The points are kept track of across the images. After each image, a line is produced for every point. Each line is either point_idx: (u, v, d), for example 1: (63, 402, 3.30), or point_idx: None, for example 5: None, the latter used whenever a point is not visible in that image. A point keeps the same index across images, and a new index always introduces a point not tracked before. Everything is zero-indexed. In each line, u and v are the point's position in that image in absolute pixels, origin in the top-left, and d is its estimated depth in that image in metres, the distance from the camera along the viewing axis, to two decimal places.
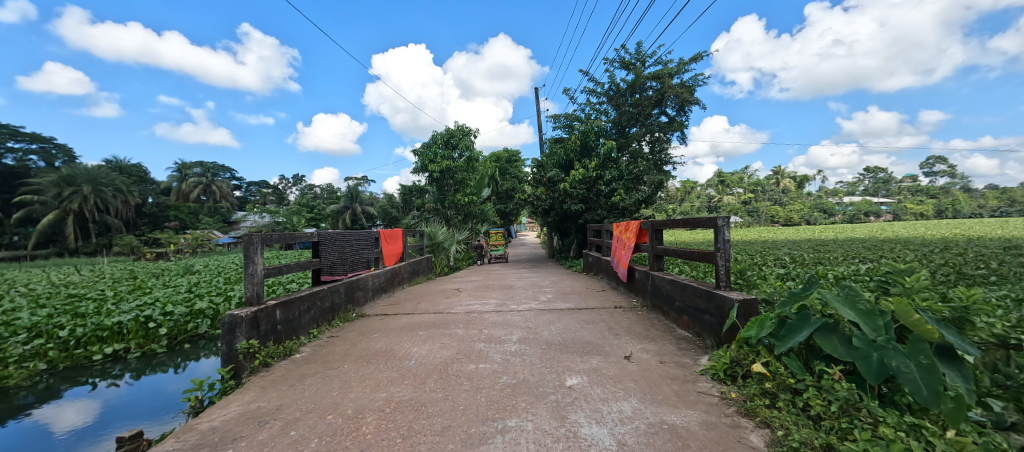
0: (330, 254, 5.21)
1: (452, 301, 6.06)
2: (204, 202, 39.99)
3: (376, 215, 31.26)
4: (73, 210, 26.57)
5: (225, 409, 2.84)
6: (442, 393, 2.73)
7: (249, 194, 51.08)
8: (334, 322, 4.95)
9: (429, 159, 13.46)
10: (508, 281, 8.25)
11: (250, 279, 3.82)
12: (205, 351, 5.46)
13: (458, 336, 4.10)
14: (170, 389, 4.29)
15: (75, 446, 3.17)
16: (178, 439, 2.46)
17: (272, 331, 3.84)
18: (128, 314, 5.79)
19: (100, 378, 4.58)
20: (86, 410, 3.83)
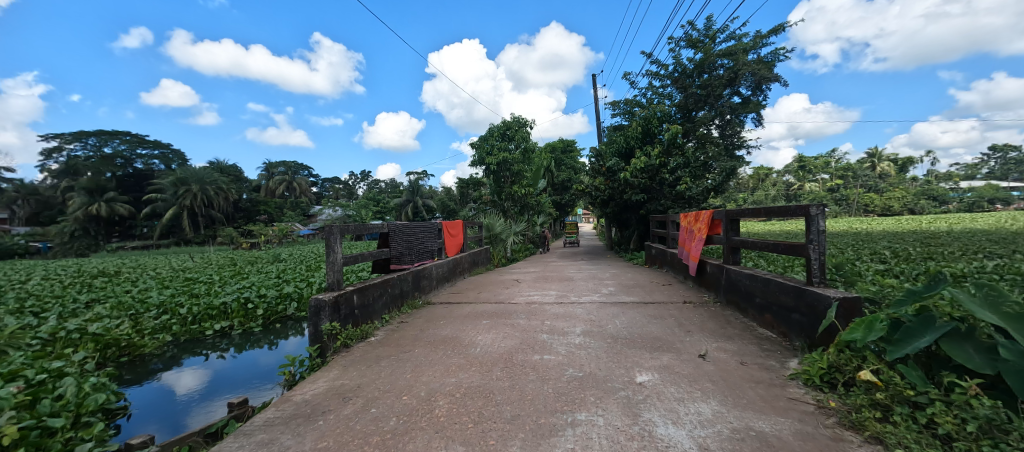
0: (398, 244, 5.51)
1: (512, 292, 6.12)
2: (287, 197, 44.15)
3: (436, 208, 32.63)
4: (186, 206, 30.69)
5: (314, 383, 3.13)
6: (509, 382, 2.78)
7: (325, 190, 55.58)
8: (403, 308, 5.23)
9: (486, 151, 13.64)
10: (568, 273, 8.15)
11: (332, 267, 4.16)
12: (293, 330, 6.07)
13: (521, 326, 4.15)
14: (265, 363, 4.84)
15: (197, 408, 3.69)
16: (276, 409, 2.75)
17: (351, 314, 4.16)
18: (231, 296, 6.62)
19: (211, 351, 5.28)
20: (200, 377, 4.45)
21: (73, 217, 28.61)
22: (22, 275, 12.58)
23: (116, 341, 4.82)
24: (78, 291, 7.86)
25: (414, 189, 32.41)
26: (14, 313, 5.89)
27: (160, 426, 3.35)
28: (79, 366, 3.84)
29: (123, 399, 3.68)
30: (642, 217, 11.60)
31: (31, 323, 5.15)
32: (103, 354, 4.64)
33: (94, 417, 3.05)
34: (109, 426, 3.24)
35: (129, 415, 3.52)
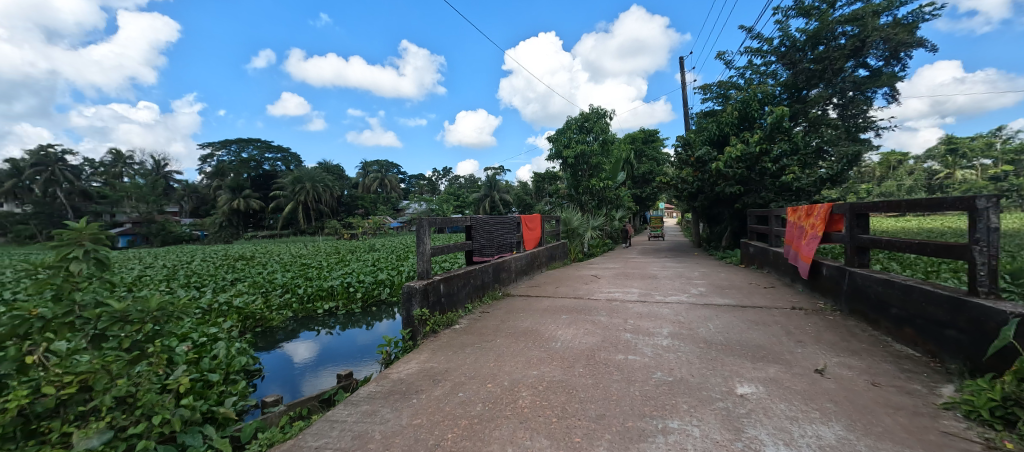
0: (480, 237, 5.68)
1: (592, 287, 5.98)
2: (381, 192, 48.32)
3: (512, 202, 33.27)
4: (301, 201, 35.21)
5: (408, 364, 3.38)
6: (592, 380, 2.71)
7: (412, 186, 59.76)
8: (484, 298, 5.41)
9: (564, 144, 13.45)
10: (650, 270, 7.73)
11: (421, 257, 4.44)
12: (386, 314, 6.64)
13: (602, 323, 4.03)
14: (364, 341, 5.36)
15: (314, 376, 4.23)
16: (377, 384, 3.02)
17: (438, 302, 4.41)
18: (336, 280, 7.44)
19: (322, 327, 5.99)
20: (313, 349, 5.09)
21: (220, 210, 34.59)
22: (184, 257, 15.55)
23: (253, 314, 5.72)
24: (225, 271, 9.48)
25: (493, 184, 33.32)
26: (182, 287, 7.29)
27: (287, 388, 3.91)
28: (227, 333, 4.63)
29: (258, 362, 4.36)
30: (738, 212, 10.54)
31: (193, 295, 6.33)
32: (243, 324, 5.53)
33: (238, 375, 3.65)
34: (250, 383, 3.86)
35: (263, 377, 4.15)
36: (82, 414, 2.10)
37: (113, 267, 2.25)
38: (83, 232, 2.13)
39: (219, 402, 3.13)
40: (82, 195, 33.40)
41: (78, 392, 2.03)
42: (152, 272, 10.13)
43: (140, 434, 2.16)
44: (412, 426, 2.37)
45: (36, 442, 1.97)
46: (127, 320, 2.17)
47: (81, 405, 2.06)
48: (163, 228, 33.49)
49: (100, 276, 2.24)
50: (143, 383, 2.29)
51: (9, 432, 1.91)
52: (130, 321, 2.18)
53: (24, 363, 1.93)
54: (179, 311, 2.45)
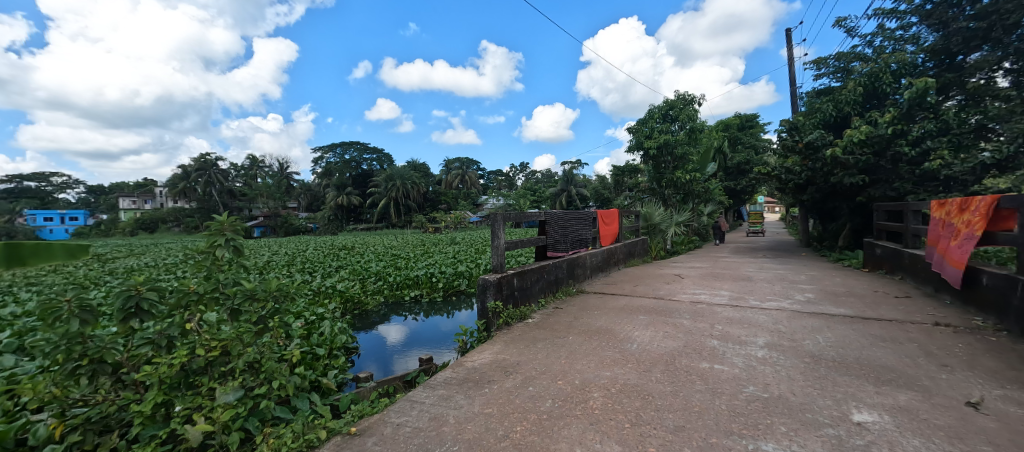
0: (555, 232, 5.58)
1: (675, 288, 5.58)
2: (460, 188, 50.10)
3: (589, 197, 32.52)
4: (393, 197, 38.03)
5: (482, 354, 3.44)
6: (671, 387, 2.49)
7: (489, 182, 61.16)
8: (558, 294, 5.33)
9: (644, 134, 12.81)
10: (745, 272, 7.01)
11: (496, 251, 4.48)
12: (465, 304, 6.86)
13: (685, 327, 3.71)
14: (445, 328, 5.61)
15: (401, 356, 4.62)
16: (453, 371, 3.13)
17: (512, 295, 4.42)
18: (422, 271, 7.89)
19: (409, 313, 6.40)
20: (400, 332, 5.49)
21: (328, 206, 38.65)
22: (301, 246, 17.78)
23: (351, 298, 6.42)
24: (331, 259, 10.64)
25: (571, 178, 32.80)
26: (297, 272, 8.33)
27: (378, 366, 4.35)
28: (330, 313, 5.25)
29: (356, 340, 4.89)
30: (862, 207, 9.25)
31: (304, 280, 7.18)
32: (343, 306, 6.23)
33: (339, 351, 4.20)
34: (349, 358, 4.40)
35: (358, 355, 4.62)
36: (222, 373, 2.80)
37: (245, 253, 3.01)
38: (225, 225, 2.91)
39: (323, 373, 3.67)
40: (226, 194, 39.72)
41: (220, 355, 2.77)
42: (276, 258, 11.77)
43: (263, 394, 2.83)
44: (483, 414, 2.42)
45: (191, 392, 2.67)
46: (254, 297, 2.88)
47: (222, 365, 2.77)
48: (286, 220, 38.86)
49: (237, 260, 3.00)
50: (266, 352, 3.00)
51: (175, 382, 2.65)
52: (257, 298, 2.89)
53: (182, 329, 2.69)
54: (289, 294, 3.15)
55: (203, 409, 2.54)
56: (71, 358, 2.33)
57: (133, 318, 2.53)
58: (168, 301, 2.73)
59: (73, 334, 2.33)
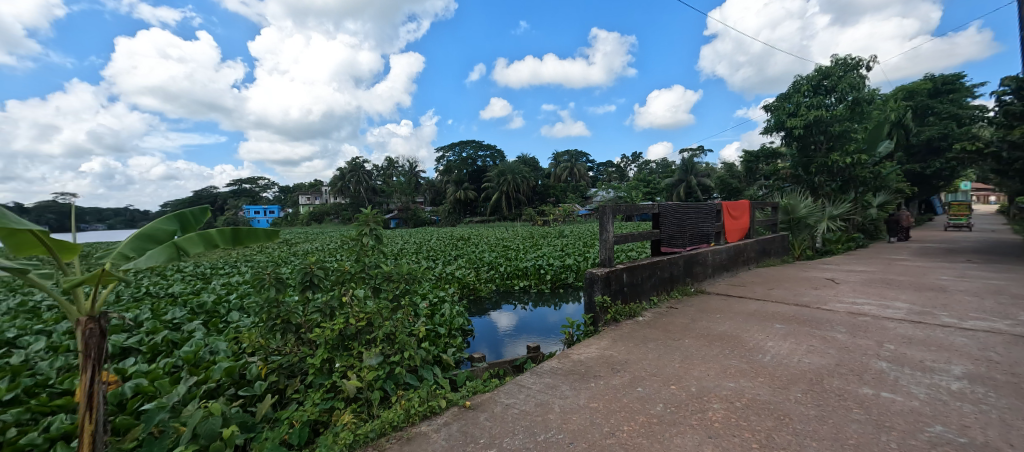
0: (670, 226, 5.13)
1: (825, 294, 4.67)
2: (570, 180, 49.77)
3: (714, 187, 29.36)
4: (504, 192, 39.58)
5: (588, 348, 3.37)
6: (816, 411, 2.08)
7: (599, 174, 59.57)
8: (674, 292, 4.93)
9: (789, 112, 11.25)
10: (933, 280, 5.51)
11: (604, 244, 4.32)
12: (573, 297, 6.80)
13: (839, 342, 3.08)
14: (552, 319, 5.66)
15: (511, 342, 4.79)
16: (559, 361, 3.14)
17: (621, 291, 4.24)
18: (531, 262, 8.09)
19: (518, 303, 6.63)
20: (509, 319, 5.73)
21: (449, 200, 42.22)
22: (427, 237, 19.78)
23: (467, 284, 6.90)
24: (451, 248, 11.63)
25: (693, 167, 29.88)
26: (424, 259, 9.27)
27: (490, 350, 4.56)
28: (450, 297, 5.76)
29: (471, 323, 5.22)
30: None
31: (429, 266, 7.98)
32: (460, 291, 6.74)
33: (456, 332, 4.52)
34: (465, 339, 4.72)
35: (472, 337, 4.94)
36: (369, 340, 3.26)
37: (384, 241, 3.46)
38: (369, 217, 3.39)
39: (444, 350, 4.02)
40: (371, 191, 46.35)
41: (366, 325, 3.24)
42: (408, 246, 13.30)
43: (397, 362, 3.20)
44: (589, 408, 2.35)
45: (346, 353, 3.17)
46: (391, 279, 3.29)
47: (367, 334, 3.24)
48: (415, 213, 43.71)
49: (378, 247, 3.47)
50: (399, 326, 3.39)
51: (336, 344, 3.17)
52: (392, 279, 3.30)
53: (340, 300, 3.28)
54: (419, 276, 3.55)
55: (355, 368, 3.02)
56: (272, 317, 3.09)
57: (308, 289, 3.20)
58: (331, 278, 3.33)
59: (271, 299, 3.07)
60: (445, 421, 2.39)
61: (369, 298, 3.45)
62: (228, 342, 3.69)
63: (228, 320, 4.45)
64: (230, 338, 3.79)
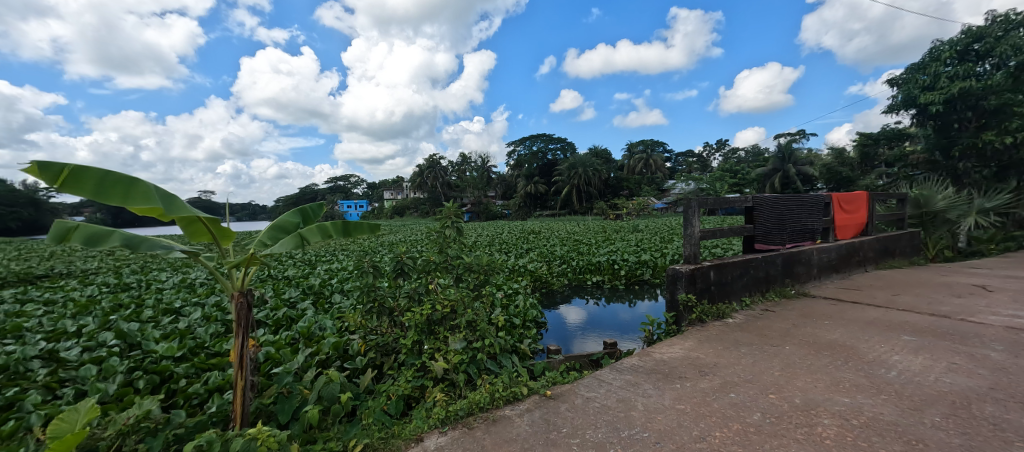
0: (768, 221, 4.68)
1: (971, 304, 3.93)
2: (646, 172, 47.42)
3: (816, 177, 25.98)
4: (575, 185, 38.99)
5: (671, 347, 3.25)
6: (960, 440, 1.80)
7: (678, 165, 55.88)
8: (769, 294, 4.52)
9: (923, 86, 9.75)
10: None
11: (689, 240, 4.10)
12: (648, 294, 6.54)
13: (992, 362, 2.59)
14: (626, 316, 5.53)
15: (586, 338, 4.78)
16: (639, 359, 3.07)
17: (707, 290, 4.01)
18: (604, 257, 7.93)
19: (591, 298, 6.56)
20: (580, 314, 5.72)
21: (520, 194, 42.64)
22: (498, 230, 20.25)
23: (540, 277, 6.99)
24: (523, 241, 11.80)
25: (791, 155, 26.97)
26: (497, 251, 9.56)
27: (564, 343, 4.59)
28: (524, 289, 5.90)
29: (544, 316, 5.30)
30: None
31: (503, 258, 8.21)
32: (533, 283, 6.85)
33: (531, 323, 4.62)
34: (539, 330, 4.81)
35: (546, 330, 5.02)
36: (452, 326, 3.48)
37: (464, 233, 3.65)
38: (450, 211, 3.60)
39: (521, 340, 4.14)
40: (446, 186, 48.62)
41: (450, 312, 3.45)
42: (480, 239, 13.76)
43: (479, 348, 3.37)
44: (675, 409, 2.28)
45: (433, 337, 3.42)
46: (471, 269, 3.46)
47: (451, 321, 3.45)
48: (487, 207, 44.91)
49: (459, 239, 3.68)
50: (480, 314, 3.56)
51: (424, 327, 3.43)
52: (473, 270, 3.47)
53: (426, 287, 3.54)
54: (497, 267, 3.70)
55: (441, 351, 3.25)
56: (369, 300, 3.45)
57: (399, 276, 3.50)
58: (418, 267, 3.60)
59: (368, 284, 3.42)
60: (527, 407, 2.49)
61: (452, 286, 3.68)
62: (334, 320, 4.20)
63: (333, 300, 5.05)
64: (335, 316, 4.30)
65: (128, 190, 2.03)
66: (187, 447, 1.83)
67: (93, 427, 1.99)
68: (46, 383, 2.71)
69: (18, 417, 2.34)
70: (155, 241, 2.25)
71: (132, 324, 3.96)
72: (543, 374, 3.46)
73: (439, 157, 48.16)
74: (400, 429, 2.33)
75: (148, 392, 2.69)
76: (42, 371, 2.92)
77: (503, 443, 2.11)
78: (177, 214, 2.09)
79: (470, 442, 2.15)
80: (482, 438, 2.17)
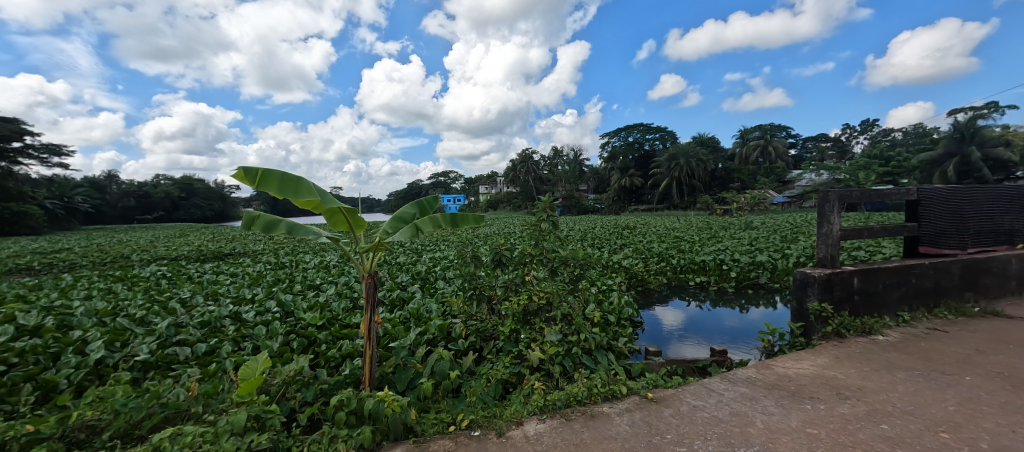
0: (939, 220, 3.77)
1: None
2: (763, 161, 41.82)
3: (1012, 163, 20.10)
4: (676, 177, 36.07)
5: (799, 362, 2.82)
6: None
7: (805, 151, 48.15)
8: (937, 310, 3.65)
9: None
10: None
11: (825, 240, 3.50)
12: (764, 300, 5.78)
13: None
14: (735, 323, 4.97)
15: (687, 342, 4.42)
16: (757, 371, 2.72)
17: (848, 300, 3.39)
18: (710, 256, 7.24)
19: (693, 300, 6.03)
20: (680, 317, 5.30)
21: (613, 187, 40.82)
22: (589, 224, 19.84)
23: (635, 274, 6.65)
24: (618, 237, 11.34)
25: (976, 135, 21.26)
26: (589, 246, 9.34)
27: (662, 346, 4.30)
28: (618, 286, 5.67)
29: (640, 315, 5.05)
30: None
31: (596, 253, 7.99)
32: (628, 281, 6.54)
33: (626, 322, 4.41)
34: (634, 330, 4.59)
35: (643, 330, 4.76)
36: (548, 318, 3.49)
37: (560, 227, 3.63)
38: (546, 205, 3.61)
39: (616, 338, 3.97)
40: (539, 180, 48.93)
41: (545, 304, 3.47)
42: (572, 233, 13.59)
43: (575, 342, 3.32)
44: (805, 433, 1.97)
45: (529, 327, 3.47)
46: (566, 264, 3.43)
47: (547, 313, 3.46)
48: (579, 201, 44.00)
49: (554, 233, 3.67)
50: (575, 309, 3.50)
51: (521, 317, 3.50)
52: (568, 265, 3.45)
53: (523, 279, 3.60)
54: (593, 262, 3.60)
55: (537, 341, 3.28)
56: (470, 288, 3.65)
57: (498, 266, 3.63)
58: (515, 258, 3.68)
59: (470, 273, 3.61)
60: (626, 407, 2.38)
61: (547, 279, 3.68)
62: (438, 304, 4.54)
63: (438, 285, 5.47)
64: (439, 301, 4.64)
65: (297, 187, 2.53)
66: (331, 401, 2.14)
67: (265, 376, 2.47)
68: (234, 337, 3.45)
69: (217, 361, 3.02)
70: (309, 230, 2.68)
71: (287, 296, 4.80)
72: (641, 375, 3.28)
73: (532, 152, 48.58)
74: (501, 411, 2.41)
75: (300, 351, 3.23)
76: (231, 327, 3.71)
77: (602, 440, 2.05)
78: (327, 205, 2.48)
79: (568, 433, 2.13)
80: (581, 432, 2.14)
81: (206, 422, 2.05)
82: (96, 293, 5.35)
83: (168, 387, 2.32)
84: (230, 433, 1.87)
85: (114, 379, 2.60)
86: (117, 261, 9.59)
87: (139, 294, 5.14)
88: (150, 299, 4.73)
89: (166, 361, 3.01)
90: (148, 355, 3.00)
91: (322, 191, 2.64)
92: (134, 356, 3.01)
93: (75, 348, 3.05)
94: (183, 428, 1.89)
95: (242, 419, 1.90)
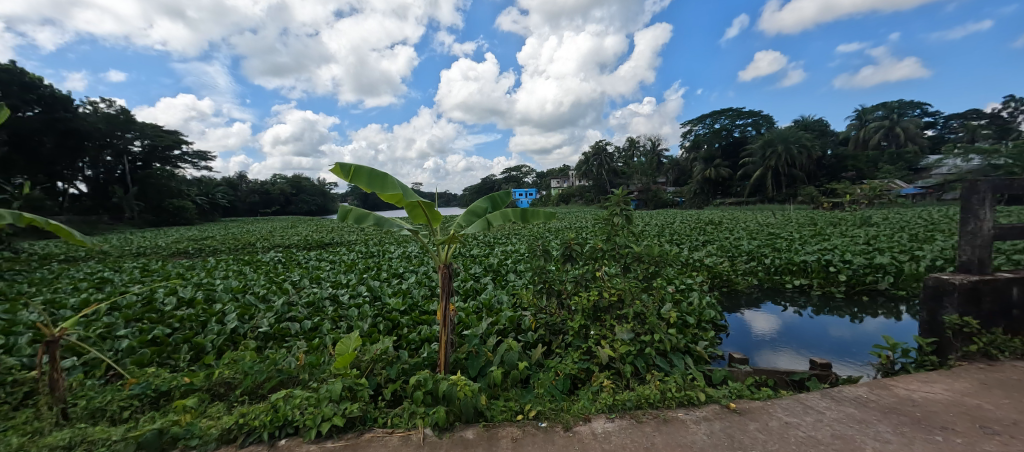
0: None
1: None
2: (887, 146, 35.51)
3: None
4: (772, 166, 32.23)
5: (928, 385, 2.36)
6: None
7: (946, 133, 39.82)
8: None
9: None
10: None
11: (971, 241, 2.88)
12: (884, 310, 4.93)
13: None
14: (843, 333, 4.33)
15: (782, 352, 3.96)
16: (870, 390, 2.34)
17: (1001, 314, 2.80)
18: (811, 256, 6.37)
19: (790, 305, 5.37)
20: (774, 323, 4.75)
21: (696, 179, 37.80)
22: (667, 219, 18.61)
23: (719, 274, 6.11)
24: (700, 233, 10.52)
25: None
26: (667, 242, 8.80)
27: (750, 354, 3.89)
28: (699, 285, 5.25)
29: (724, 319, 4.62)
30: None
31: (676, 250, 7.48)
32: (711, 281, 6.03)
33: (708, 325, 4.08)
34: (717, 334, 4.23)
35: (728, 335, 4.36)
36: (619, 315, 3.35)
37: (633, 222, 3.48)
38: (618, 199, 3.47)
39: (694, 341, 3.69)
40: (615, 173, 47.13)
41: (617, 301, 3.33)
42: (648, 228, 12.89)
43: (648, 342, 3.15)
44: None
45: (599, 323, 3.36)
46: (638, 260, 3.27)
47: (618, 310, 3.33)
48: (658, 194, 41.46)
49: (627, 228, 3.52)
50: (648, 308, 3.32)
51: (590, 313, 3.41)
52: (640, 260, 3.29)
53: (593, 274, 3.50)
54: (669, 259, 3.38)
55: (608, 338, 3.17)
56: (539, 281, 3.67)
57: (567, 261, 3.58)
58: (585, 253, 3.59)
59: (540, 266, 3.62)
60: (705, 415, 2.20)
61: (619, 275, 3.56)
62: (509, 295, 4.64)
63: (509, 277, 5.58)
64: (510, 293, 4.73)
65: (383, 183, 2.74)
66: (410, 380, 2.30)
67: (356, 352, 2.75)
68: (332, 316, 3.87)
69: (318, 336, 3.42)
70: (393, 222, 2.88)
71: (375, 282, 5.27)
72: (723, 383, 3.02)
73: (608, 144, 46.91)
74: (569, 405, 2.37)
75: (385, 333, 3.52)
76: (331, 308, 4.18)
77: (677, 447, 1.93)
78: (407, 199, 2.65)
79: (638, 435, 2.04)
80: (653, 436, 2.03)
81: (311, 388, 2.32)
82: (231, 274, 6.40)
83: (282, 355, 2.69)
84: (329, 400, 2.10)
85: (243, 345, 3.09)
86: (246, 248, 11.35)
87: (263, 275, 6.06)
88: (269, 280, 5.54)
89: (281, 333, 3.49)
90: (268, 328, 3.51)
91: (404, 185, 2.82)
92: (258, 328, 3.54)
93: (217, 318, 3.68)
94: (293, 391, 2.17)
95: (337, 389, 2.13)
